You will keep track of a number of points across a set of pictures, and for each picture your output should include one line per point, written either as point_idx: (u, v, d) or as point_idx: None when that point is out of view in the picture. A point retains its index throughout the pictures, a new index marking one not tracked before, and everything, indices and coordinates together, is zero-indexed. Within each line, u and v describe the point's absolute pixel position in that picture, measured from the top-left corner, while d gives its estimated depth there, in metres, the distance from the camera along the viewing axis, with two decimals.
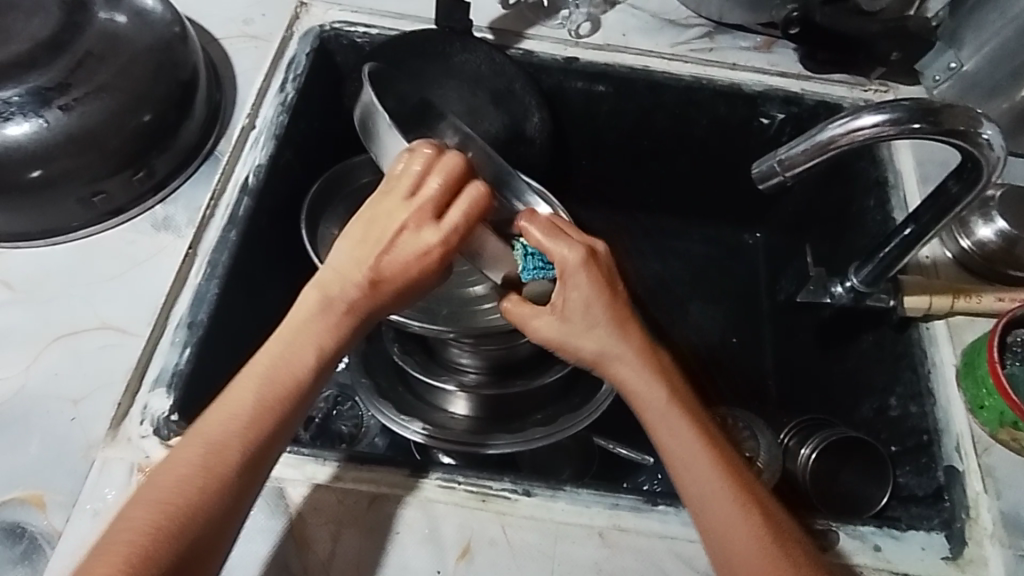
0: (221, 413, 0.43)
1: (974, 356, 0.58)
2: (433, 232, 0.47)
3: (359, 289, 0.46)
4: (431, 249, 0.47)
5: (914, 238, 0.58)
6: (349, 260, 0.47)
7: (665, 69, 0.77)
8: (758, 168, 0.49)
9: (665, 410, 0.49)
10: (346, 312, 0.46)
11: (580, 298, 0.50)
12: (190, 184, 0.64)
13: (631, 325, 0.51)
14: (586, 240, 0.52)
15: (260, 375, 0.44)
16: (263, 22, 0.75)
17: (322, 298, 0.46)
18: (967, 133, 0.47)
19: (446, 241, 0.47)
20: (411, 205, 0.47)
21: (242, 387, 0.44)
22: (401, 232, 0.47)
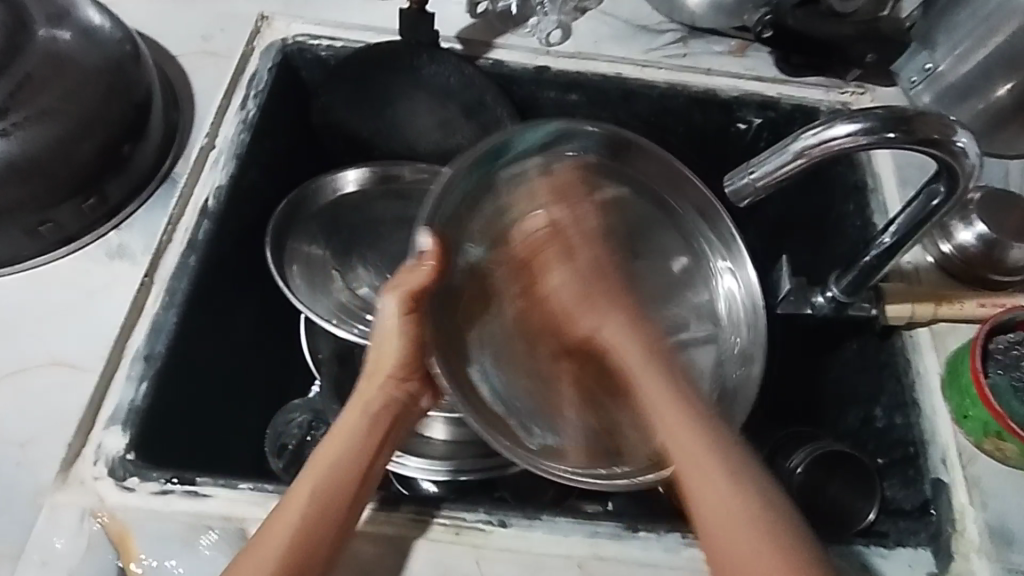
0: (285, 505, 0.47)
1: (957, 364, 0.57)
2: (399, 308, 0.54)
3: (393, 379, 0.55)
4: (405, 323, 0.54)
5: (893, 247, 0.56)
6: (376, 359, 0.55)
7: (639, 76, 0.75)
8: (731, 182, 0.47)
9: (676, 430, 0.50)
10: (385, 401, 0.54)
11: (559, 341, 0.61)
12: (147, 209, 0.62)
13: (618, 324, 0.59)
14: (590, 284, 0.62)
15: (319, 465, 0.49)
16: (223, 37, 0.72)
17: (368, 394, 0.54)
18: (941, 141, 0.45)
19: (407, 308, 0.54)
20: (395, 294, 0.54)
21: (303, 480, 0.48)
22: (395, 324, 0.55)
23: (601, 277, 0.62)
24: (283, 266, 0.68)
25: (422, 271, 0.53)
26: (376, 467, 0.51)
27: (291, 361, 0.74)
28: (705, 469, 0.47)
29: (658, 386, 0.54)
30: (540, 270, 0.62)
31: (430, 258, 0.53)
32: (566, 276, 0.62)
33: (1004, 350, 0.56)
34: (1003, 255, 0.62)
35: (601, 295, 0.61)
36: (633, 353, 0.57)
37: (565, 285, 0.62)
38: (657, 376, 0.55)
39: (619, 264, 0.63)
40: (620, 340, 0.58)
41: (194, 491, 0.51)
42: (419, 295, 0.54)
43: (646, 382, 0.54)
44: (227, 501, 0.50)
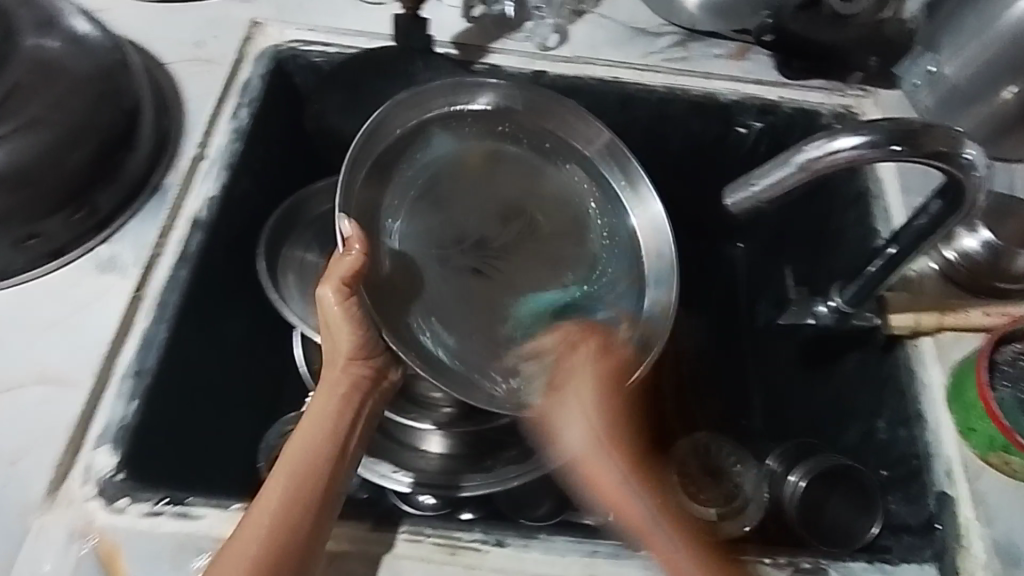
0: (255, 509, 0.46)
1: (963, 378, 0.56)
2: (338, 298, 0.51)
3: (353, 360, 0.54)
4: (348, 309, 0.52)
5: (897, 258, 0.55)
6: (327, 346, 0.54)
7: (637, 81, 0.74)
8: (729, 194, 0.46)
9: (649, 524, 0.50)
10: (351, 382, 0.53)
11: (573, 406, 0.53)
12: (137, 220, 0.61)
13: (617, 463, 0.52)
14: (581, 366, 0.55)
15: (288, 463, 0.48)
16: (214, 44, 0.71)
17: (331, 379, 0.53)
18: (947, 154, 0.44)
19: (346, 296, 0.52)
20: (329, 283, 0.52)
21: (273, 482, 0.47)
22: (334, 311, 0.52)
23: (604, 370, 0.55)
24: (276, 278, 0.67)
25: (348, 257, 0.51)
26: (351, 439, 0.51)
27: (284, 372, 0.73)
28: (665, 547, 0.49)
29: (612, 475, 0.52)
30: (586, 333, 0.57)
31: (355, 244, 0.51)
32: (582, 368, 0.54)
33: (1010, 362, 0.54)
34: (1007, 264, 0.61)
35: (605, 382, 0.54)
36: (614, 456, 0.52)
37: (566, 369, 0.55)
38: (615, 469, 0.52)
39: (615, 366, 0.55)
40: (583, 429, 0.52)
41: (184, 511, 0.50)
42: (354, 279, 0.52)
43: (604, 482, 0.52)
44: (218, 521, 0.50)
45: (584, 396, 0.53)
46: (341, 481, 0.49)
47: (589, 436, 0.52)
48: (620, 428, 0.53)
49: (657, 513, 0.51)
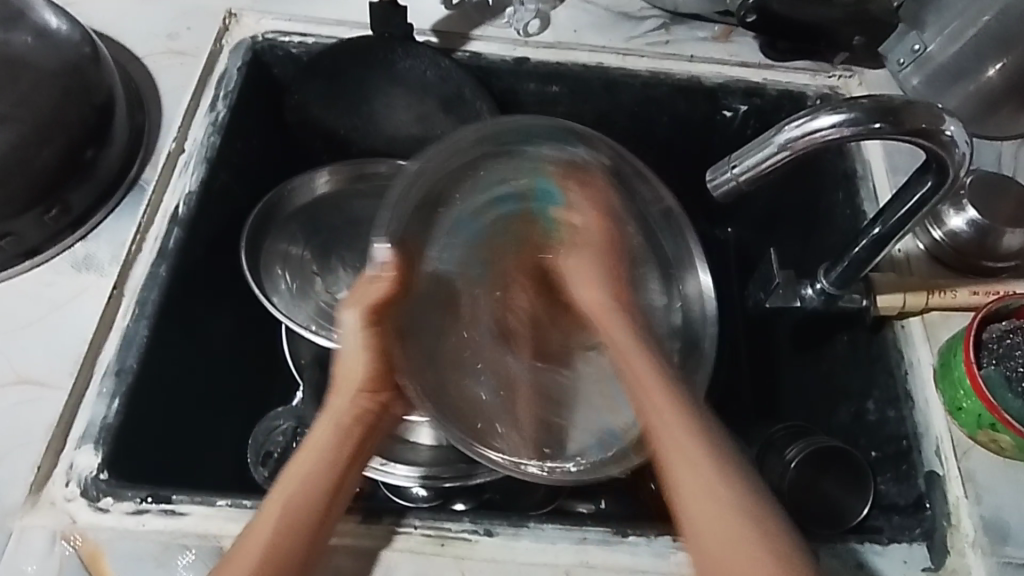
0: (248, 539, 0.45)
1: (950, 356, 0.55)
2: (357, 318, 0.51)
3: (364, 392, 0.53)
4: (363, 332, 0.51)
5: (882, 239, 0.55)
6: (343, 364, 0.53)
7: (621, 66, 0.73)
8: (712, 176, 0.45)
9: (681, 445, 0.47)
10: (359, 412, 0.53)
11: (577, 260, 0.62)
12: (114, 217, 0.60)
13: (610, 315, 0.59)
14: (597, 224, 0.61)
15: (286, 496, 0.47)
16: (189, 36, 0.70)
17: (342, 409, 0.52)
18: (931, 131, 0.44)
19: (366, 317, 0.51)
20: (355, 304, 0.51)
21: (267, 513, 0.46)
22: (354, 333, 0.52)
23: (594, 244, 0.62)
24: (260, 273, 0.67)
25: (379, 283, 0.51)
26: (349, 478, 0.50)
27: (271, 369, 0.73)
28: (697, 478, 0.46)
29: (637, 353, 0.54)
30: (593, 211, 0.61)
31: (390, 270, 0.51)
32: (580, 266, 0.62)
33: (997, 339, 0.54)
34: (995, 241, 0.60)
35: (603, 260, 0.61)
36: (602, 270, 0.61)
37: (573, 262, 0.62)
38: (625, 331, 0.57)
39: (611, 238, 0.62)
40: (592, 294, 0.60)
41: (169, 509, 0.49)
42: (381, 307, 0.51)
43: (613, 335, 0.57)
44: (204, 519, 0.49)
45: (592, 281, 0.61)
46: (332, 525, 0.47)
47: (598, 308, 0.60)
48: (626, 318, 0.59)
49: (652, 361, 0.53)
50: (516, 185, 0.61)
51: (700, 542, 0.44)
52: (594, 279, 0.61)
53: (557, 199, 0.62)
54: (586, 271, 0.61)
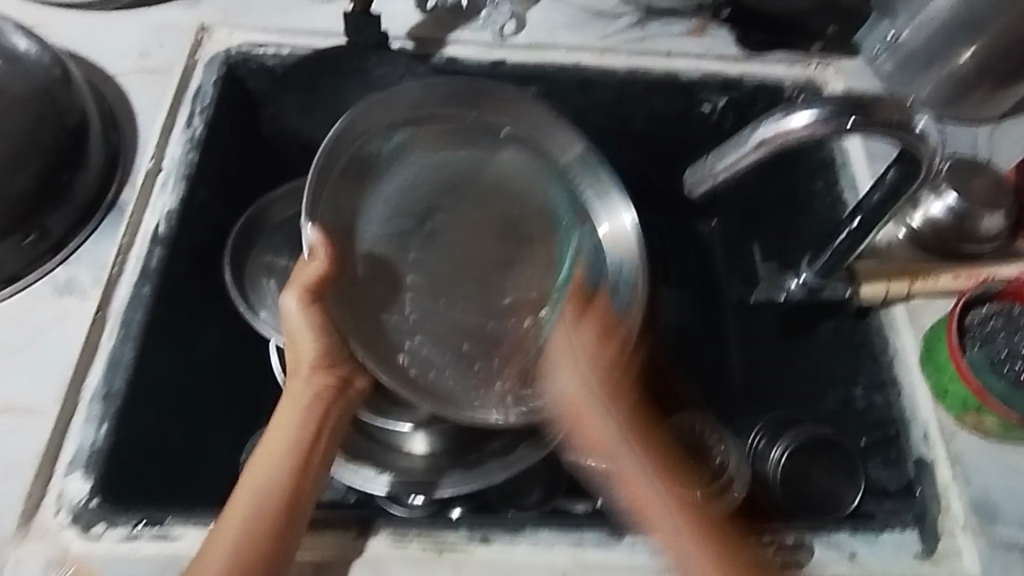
0: (223, 526, 0.47)
1: (935, 342, 0.56)
2: (294, 299, 0.55)
3: (321, 369, 0.55)
4: (309, 310, 0.55)
5: (860, 231, 0.55)
6: (293, 351, 0.56)
7: (597, 64, 0.73)
8: (690, 178, 0.48)
9: (651, 496, 0.52)
10: (318, 390, 0.54)
11: (571, 326, 0.60)
12: (94, 240, 0.59)
13: (604, 355, 0.59)
14: (577, 294, 0.62)
15: (258, 481, 0.49)
16: (162, 52, 0.69)
17: (304, 388, 0.54)
18: (903, 125, 0.44)
19: (305, 296, 0.55)
20: (294, 287, 0.55)
21: (240, 496, 0.48)
22: (298, 317, 0.55)
23: (585, 314, 0.61)
24: (245, 287, 0.66)
25: (314, 264, 0.56)
26: (315, 455, 0.51)
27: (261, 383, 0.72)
28: (663, 524, 0.50)
29: (604, 413, 0.56)
30: (578, 316, 0.61)
31: (321, 251, 0.57)
32: (570, 334, 0.60)
33: (980, 323, 0.55)
34: (972, 225, 0.61)
35: (615, 381, 0.58)
36: (604, 362, 0.59)
37: (569, 339, 0.60)
38: (623, 442, 0.56)
39: (609, 336, 0.60)
40: (571, 380, 0.58)
41: (163, 532, 0.49)
42: (316, 286, 0.56)
43: (598, 442, 0.56)
44: (199, 540, 0.49)
45: (570, 336, 0.60)
46: (305, 501, 0.49)
47: (604, 410, 0.57)
48: (620, 396, 0.58)
49: (611, 423, 0.56)
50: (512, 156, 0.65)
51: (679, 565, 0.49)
52: (579, 361, 0.58)
53: (497, 174, 0.65)
54: (564, 334, 0.60)
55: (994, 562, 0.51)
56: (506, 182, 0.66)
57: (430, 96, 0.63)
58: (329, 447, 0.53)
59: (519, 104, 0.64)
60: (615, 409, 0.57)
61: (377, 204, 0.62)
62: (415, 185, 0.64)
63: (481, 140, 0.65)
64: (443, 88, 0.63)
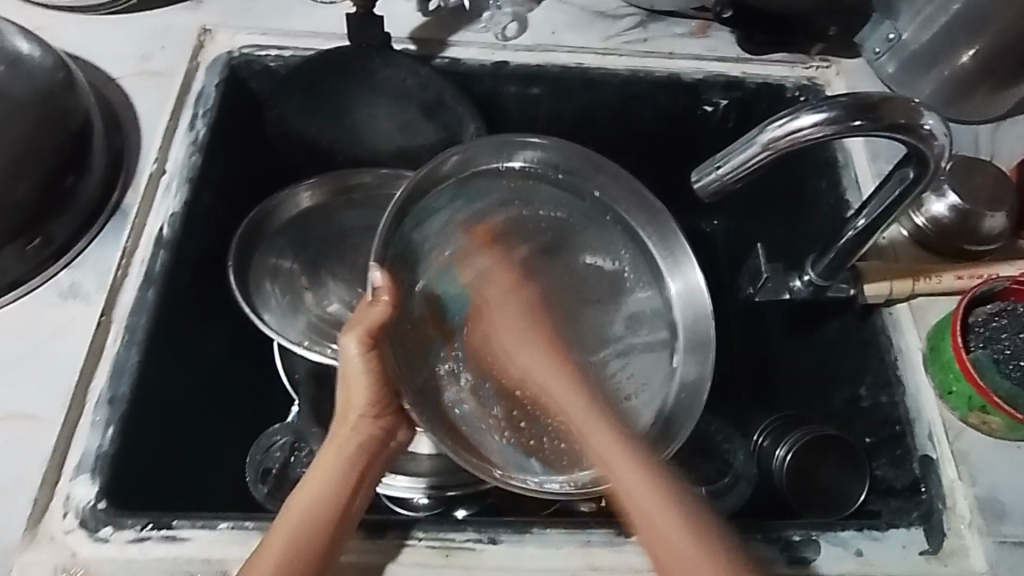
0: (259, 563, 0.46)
1: (939, 342, 0.57)
2: (354, 341, 0.52)
3: (369, 418, 0.54)
4: (369, 354, 0.52)
5: (867, 230, 0.55)
6: (343, 396, 0.54)
7: (600, 65, 0.73)
8: (698, 178, 0.45)
9: (630, 473, 0.49)
10: (365, 441, 0.54)
11: (495, 284, 0.59)
12: (98, 244, 0.59)
13: (537, 345, 0.58)
14: (509, 276, 0.60)
15: (298, 521, 0.47)
16: (164, 55, 0.69)
17: (351, 435, 0.53)
18: (909, 126, 0.44)
19: (367, 339, 0.52)
20: (358, 326, 0.52)
21: (279, 535, 0.47)
22: (357, 360, 0.52)
23: (519, 288, 0.60)
24: (249, 289, 0.66)
25: (377, 307, 0.52)
26: (355, 503, 0.50)
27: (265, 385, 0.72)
28: (662, 507, 0.47)
29: (571, 395, 0.55)
30: (494, 262, 0.60)
31: (384, 293, 0.52)
32: (502, 299, 0.59)
33: (983, 323, 0.55)
34: (976, 224, 0.61)
35: (539, 325, 0.59)
36: (538, 334, 0.58)
37: (507, 326, 0.58)
38: (568, 382, 0.55)
39: (522, 301, 0.59)
40: (524, 348, 0.57)
41: (170, 536, 0.49)
42: (379, 332, 0.52)
43: (555, 398, 0.55)
44: (207, 543, 0.49)
45: (516, 329, 0.58)
46: (340, 547, 0.48)
47: (523, 355, 0.57)
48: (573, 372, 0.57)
49: (565, 397, 0.55)
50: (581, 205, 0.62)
51: (650, 529, 0.47)
52: (524, 354, 0.57)
53: (538, 213, 0.61)
54: (491, 322, 0.58)
55: (1000, 560, 0.51)
56: (567, 227, 0.62)
57: (495, 148, 0.60)
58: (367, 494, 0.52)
59: (561, 146, 0.61)
60: (563, 372, 0.56)
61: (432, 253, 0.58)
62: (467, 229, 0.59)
63: (542, 188, 0.62)
64: (491, 138, 0.60)
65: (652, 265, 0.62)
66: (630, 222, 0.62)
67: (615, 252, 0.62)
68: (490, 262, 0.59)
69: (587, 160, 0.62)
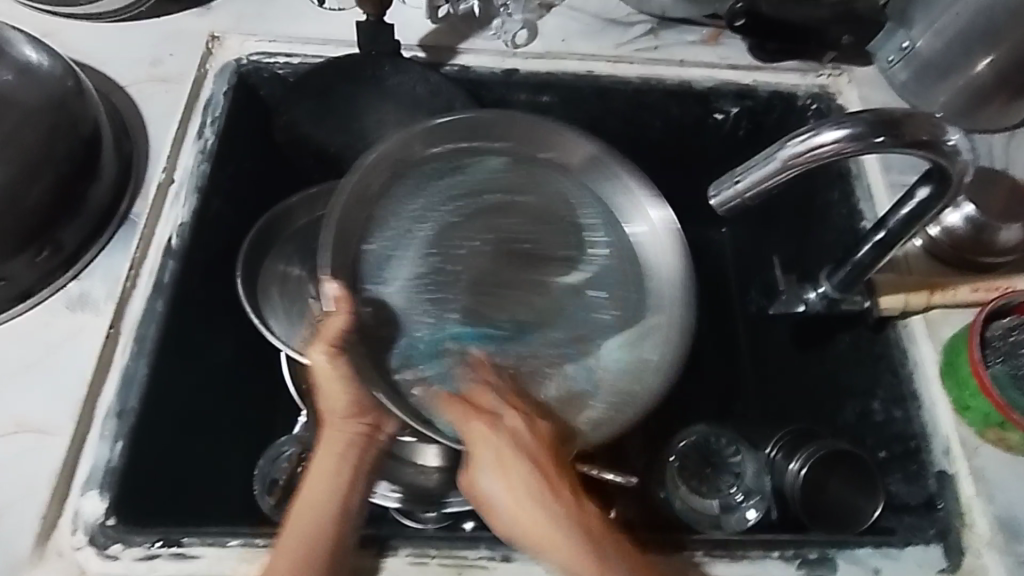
0: None
1: (954, 357, 0.56)
2: (318, 352, 0.53)
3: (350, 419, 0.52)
4: (336, 361, 0.52)
5: (884, 244, 0.54)
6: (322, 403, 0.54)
7: (610, 73, 0.72)
8: (714, 193, 0.45)
9: None
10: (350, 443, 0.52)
11: (489, 458, 0.49)
12: (107, 253, 0.59)
13: (514, 459, 0.49)
14: (510, 426, 0.51)
15: (298, 538, 0.47)
16: (173, 62, 0.68)
17: (336, 438, 0.52)
18: (933, 142, 0.43)
19: (330, 347, 0.53)
20: (319, 342, 0.53)
21: (282, 553, 0.46)
22: (325, 368, 0.52)
23: (507, 454, 0.49)
24: (257, 299, 0.66)
25: (336, 319, 0.53)
26: (353, 504, 0.49)
27: (272, 394, 0.72)
28: None
29: (562, 536, 0.47)
30: (464, 412, 0.52)
31: (342, 305, 0.54)
32: (492, 454, 0.50)
33: (1001, 337, 0.55)
34: (991, 237, 0.61)
35: (549, 477, 0.49)
36: (547, 490, 0.48)
37: (506, 483, 0.49)
38: (557, 533, 0.47)
39: (513, 436, 0.50)
40: (511, 490, 0.48)
41: (180, 553, 0.48)
42: (341, 339, 0.53)
43: (526, 526, 0.47)
44: (218, 560, 0.48)
45: (506, 466, 0.49)
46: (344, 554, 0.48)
47: (505, 490, 0.49)
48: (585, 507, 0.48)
49: (563, 544, 0.46)
50: (529, 164, 0.63)
51: None
52: (506, 477, 0.49)
53: (500, 183, 0.63)
54: (489, 464, 0.49)
55: None
56: (519, 195, 0.63)
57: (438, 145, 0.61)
58: (366, 495, 0.51)
59: (509, 119, 0.61)
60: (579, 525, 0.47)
61: (379, 251, 0.59)
62: (420, 227, 0.61)
63: (490, 162, 0.63)
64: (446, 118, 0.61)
65: (610, 215, 0.62)
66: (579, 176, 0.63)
67: (576, 208, 0.63)
68: (513, 439, 0.50)
69: (534, 132, 0.62)
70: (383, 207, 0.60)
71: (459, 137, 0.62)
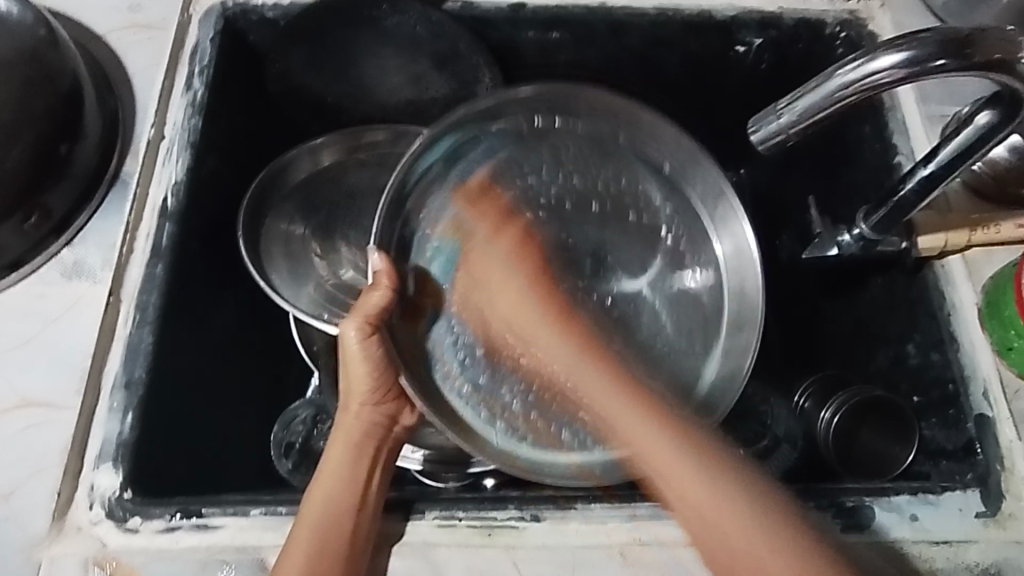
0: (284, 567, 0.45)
1: (999, 296, 0.53)
2: (348, 326, 0.50)
3: (368, 402, 0.54)
4: (368, 341, 0.51)
5: (934, 179, 0.51)
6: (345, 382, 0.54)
7: (625, 4, 0.67)
8: (754, 129, 0.42)
9: (641, 430, 0.48)
10: (365, 432, 0.54)
11: (492, 291, 0.55)
12: (99, 217, 0.55)
13: (543, 328, 0.54)
14: (504, 215, 0.57)
15: (316, 519, 0.46)
16: (153, 7, 0.63)
17: (354, 425, 0.54)
18: (1001, 63, 0.39)
19: (365, 326, 0.50)
20: (354, 316, 0.50)
21: (300, 535, 0.46)
22: (350, 347, 0.51)
23: (530, 249, 0.57)
24: (259, 257, 0.63)
25: (376, 292, 0.50)
26: (372, 491, 0.50)
27: (282, 358, 0.69)
28: (714, 508, 0.45)
29: (594, 375, 0.52)
30: (471, 279, 0.55)
31: (384, 279, 0.50)
32: (488, 293, 0.55)
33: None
34: None
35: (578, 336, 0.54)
36: (565, 340, 0.54)
37: (517, 320, 0.55)
38: (612, 394, 0.51)
39: (534, 277, 0.56)
40: (510, 300, 0.55)
41: (200, 525, 0.47)
42: (381, 318, 0.51)
43: (583, 381, 0.52)
44: (240, 531, 0.47)
45: (519, 308, 0.55)
46: (363, 536, 0.47)
47: (544, 331, 0.54)
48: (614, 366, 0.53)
49: (617, 404, 0.50)
50: (614, 155, 0.58)
51: (681, 502, 0.45)
52: (542, 331, 0.54)
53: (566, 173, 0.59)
54: (510, 317, 0.55)
55: None
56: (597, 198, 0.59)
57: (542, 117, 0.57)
58: (384, 480, 0.51)
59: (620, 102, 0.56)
60: (597, 377, 0.52)
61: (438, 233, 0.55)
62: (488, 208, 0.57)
63: (567, 149, 0.58)
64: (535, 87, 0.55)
65: (696, 222, 0.58)
66: (675, 181, 0.58)
67: (653, 206, 0.59)
68: (512, 269, 0.56)
69: (638, 116, 0.57)
70: (457, 152, 0.55)
71: (553, 113, 0.57)
